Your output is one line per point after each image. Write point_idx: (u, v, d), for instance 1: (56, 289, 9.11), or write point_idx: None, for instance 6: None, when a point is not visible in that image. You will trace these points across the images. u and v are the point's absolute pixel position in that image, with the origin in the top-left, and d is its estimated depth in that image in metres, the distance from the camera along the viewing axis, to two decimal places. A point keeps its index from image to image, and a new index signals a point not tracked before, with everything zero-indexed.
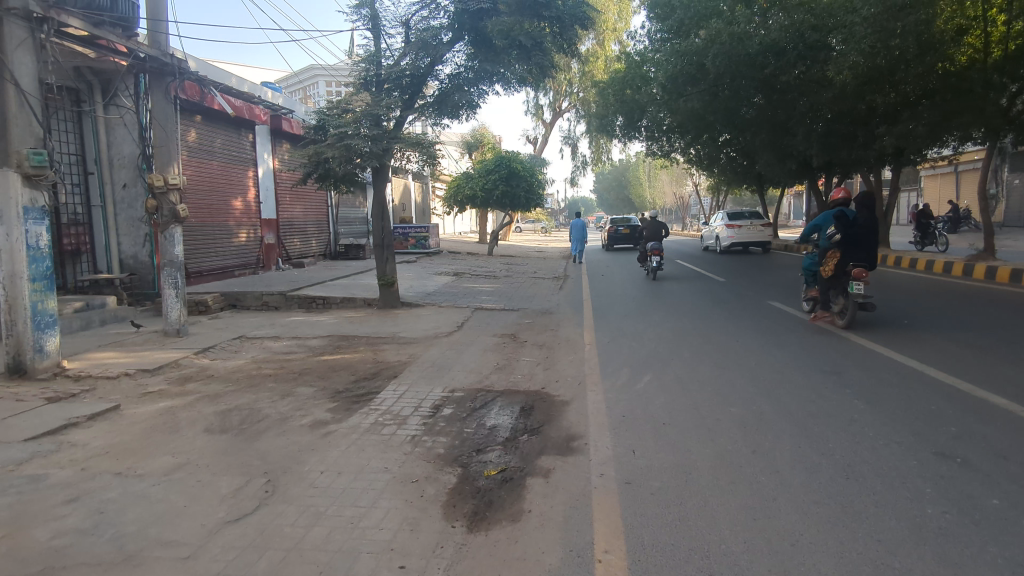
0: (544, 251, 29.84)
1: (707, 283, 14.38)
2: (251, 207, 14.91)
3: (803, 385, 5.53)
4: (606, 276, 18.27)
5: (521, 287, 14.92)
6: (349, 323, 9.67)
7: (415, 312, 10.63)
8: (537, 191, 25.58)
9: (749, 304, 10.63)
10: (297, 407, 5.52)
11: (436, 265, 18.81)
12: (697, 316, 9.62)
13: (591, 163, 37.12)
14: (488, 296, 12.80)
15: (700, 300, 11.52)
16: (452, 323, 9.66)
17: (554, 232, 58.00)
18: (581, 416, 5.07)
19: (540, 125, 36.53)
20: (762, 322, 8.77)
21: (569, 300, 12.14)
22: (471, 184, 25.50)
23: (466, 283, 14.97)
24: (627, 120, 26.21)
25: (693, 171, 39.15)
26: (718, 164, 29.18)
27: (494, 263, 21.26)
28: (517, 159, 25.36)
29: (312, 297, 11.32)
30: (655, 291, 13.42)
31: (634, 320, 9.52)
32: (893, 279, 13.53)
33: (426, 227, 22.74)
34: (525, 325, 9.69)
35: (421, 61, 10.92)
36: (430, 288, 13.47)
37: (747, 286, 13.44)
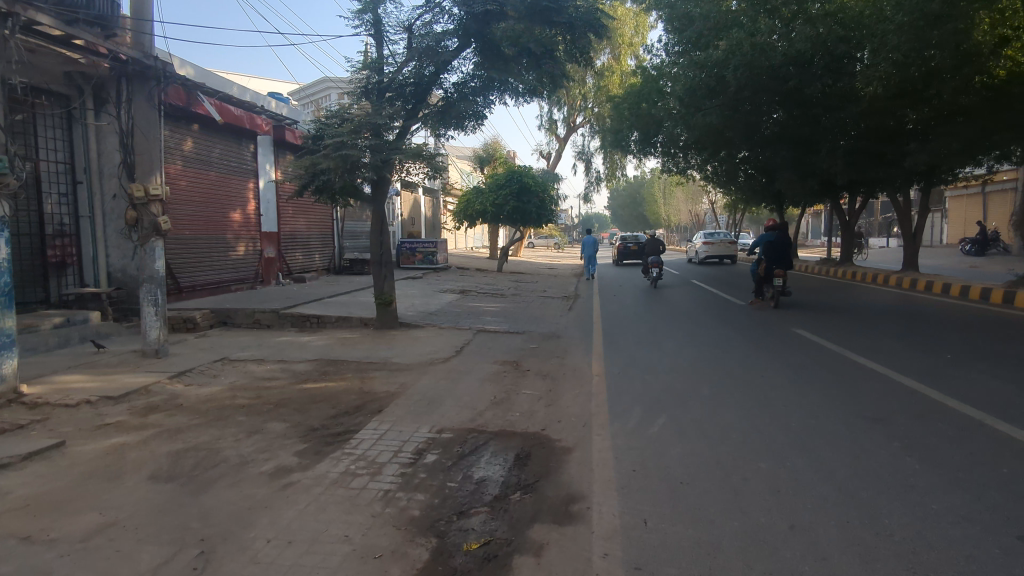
0: (556, 269, 29.19)
1: (724, 305, 13.63)
2: (250, 219, 14.40)
3: (843, 436, 4.78)
4: (619, 296, 17.56)
5: (528, 307, 14.23)
6: (341, 346, 9.03)
7: (413, 334, 9.99)
8: (549, 207, 25.01)
9: (771, 331, 9.88)
10: (261, 449, 4.86)
11: (442, 282, 18.21)
12: (715, 344, 8.89)
13: (605, 179, 36.55)
14: (493, 317, 12.13)
15: (718, 325, 10.79)
16: (451, 347, 9.00)
17: (566, 248, 57.35)
18: (583, 469, 4.36)
19: (554, 140, 36.08)
20: (788, 353, 8.02)
21: (577, 323, 11.44)
22: (482, 199, 24.98)
23: (472, 302, 14.34)
24: (642, 135, 25.62)
25: (709, 188, 38.45)
26: (735, 182, 28.45)
27: (503, 280, 20.62)
28: (529, 175, 24.80)
29: (305, 315, 10.72)
30: (670, 313, 12.69)
31: (646, 347, 8.79)
32: (925, 306, 12.69)
33: (434, 243, 22.19)
34: (528, 351, 9.01)
35: (426, 69, 10.48)
36: (433, 307, 12.85)
37: (767, 310, 12.67)
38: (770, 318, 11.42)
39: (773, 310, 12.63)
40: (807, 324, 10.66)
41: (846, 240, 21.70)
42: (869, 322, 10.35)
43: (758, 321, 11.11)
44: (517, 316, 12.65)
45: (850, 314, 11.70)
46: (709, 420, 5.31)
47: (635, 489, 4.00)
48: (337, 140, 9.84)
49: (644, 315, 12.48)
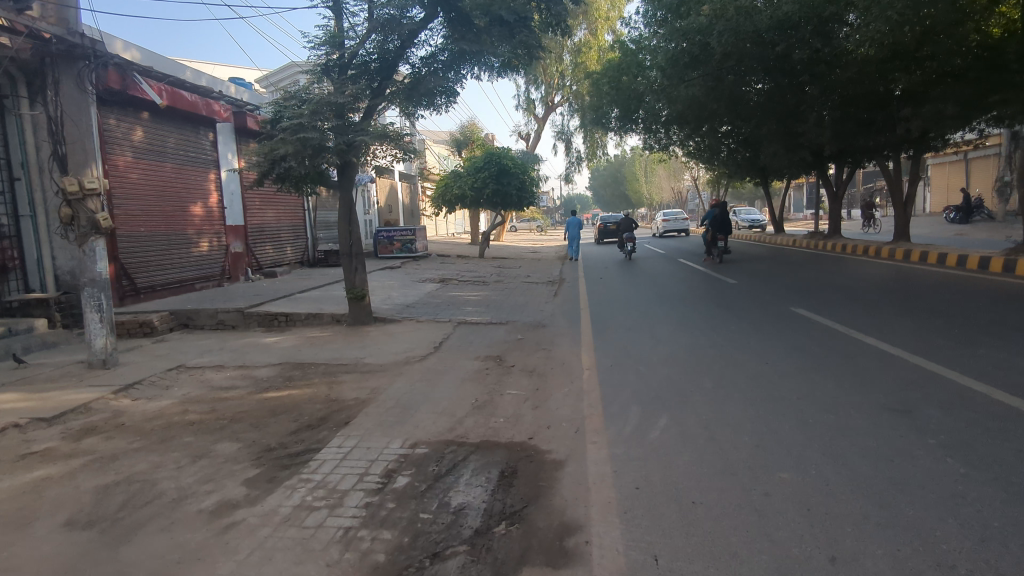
0: (540, 252, 28.56)
1: (716, 285, 13.10)
2: (213, 213, 13.56)
3: (868, 435, 4.23)
4: (605, 278, 16.98)
5: (512, 294, 13.59)
6: (310, 346, 8.35)
7: (389, 330, 9.32)
8: (529, 188, 24.32)
9: (769, 310, 9.35)
10: (205, 478, 4.19)
11: (422, 271, 17.50)
12: (711, 328, 8.33)
13: (586, 159, 35.89)
14: (475, 307, 11.48)
15: (711, 306, 10.24)
16: (430, 343, 8.35)
17: (549, 231, 56.65)
18: (579, 489, 3.76)
19: (532, 120, 35.31)
20: (790, 335, 7.47)
21: (564, 310, 10.84)
22: (460, 183, 24.22)
23: (452, 292, 13.65)
24: (624, 112, 24.94)
25: (691, 165, 37.98)
26: (719, 157, 27.94)
27: (485, 267, 19.93)
28: (508, 156, 24.07)
29: (272, 314, 9.99)
30: (660, 295, 12.13)
31: (639, 335, 8.21)
32: (922, 278, 12.25)
33: (412, 230, 21.42)
34: (513, 343, 8.38)
35: (390, 43, 9.81)
36: (410, 299, 12.17)
37: (761, 288, 12.16)
38: (764, 296, 10.91)
39: (766, 288, 12.12)
40: (804, 302, 10.15)
41: (834, 211, 21.28)
42: (869, 297, 9.86)
43: (753, 300, 10.59)
44: (500, 304, 12.01)
45: (847, 288, 11.22)
46: (716, 422, 4.74)
47: (640, 514, 3.42)
48: (296, 124, 9.03)
49: (633, 298, 11.91)
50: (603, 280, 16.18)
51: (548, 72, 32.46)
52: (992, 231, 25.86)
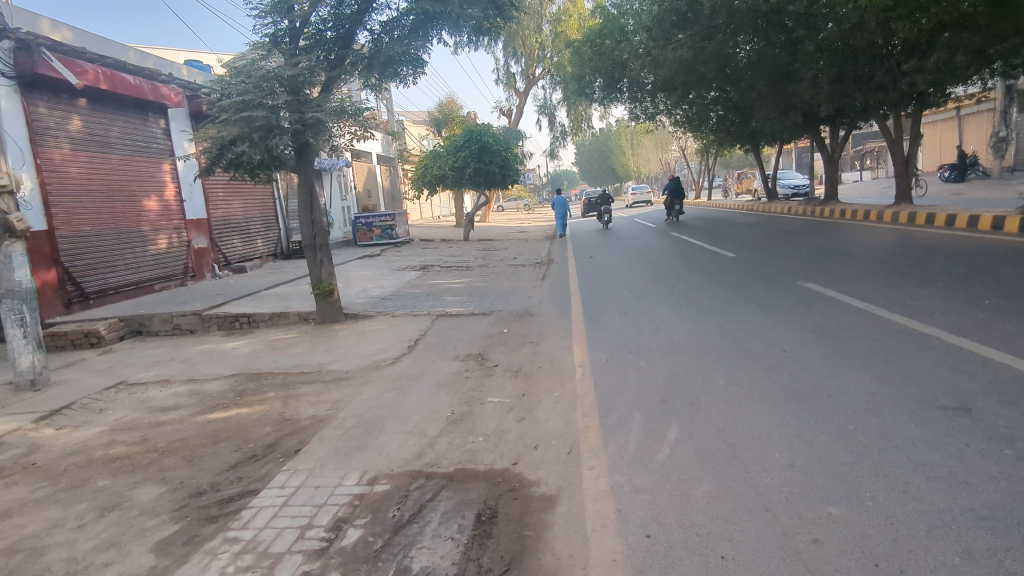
0: (527, 232, 27.70)
1: (713, 259, 12.32)
2: (171, 207, 12.57)
3: (926, 445, 3.46)
4: (596, 256, 16.16)
5: (496, 279, 12.73)
6: (271, 351, 7.48)
7: (361, 328, 8.47)
8: (513, 165, 23.34)
9: (775, 286, 8.56)
10: (108, 541, 3.35)
11: (402, 258, 16.60)
12: (715, 309, 7.54)
13: (570, 134, 34.87)
14: (456, 296, 10.62)
15: (711, 283, 9.45)
16: (405, 341, 7.52)
17: (537, 209, 55.59)
18: (575, 540, 2.96)
19: (513, 95, 34.21)
20: (806, 315, 6.68)
21: (552, 296, 10.00)
22: (439, 163, 23.18)
23: (432, 280, 12.77)
24: (608, 82, 24.02)
25: (679, 134, 37.06)
26: (708, 124, 27.08)
27: (469, 250, 19.02)
28: (489, 133, 23.06)
29: (233, 316, 9.09)
30: (654, 273, 11.31)
31: (635, 323, 7.41)
32: (931, 241, 11.50)
33: (391, 215, 20.44)
34: (497, 337, 7.55)
35: (347, 8, 8.83)
36: (387, 291, 11.29)
37: (762, 260, 11.38)
38: (767, 270, 10.13)
39: (768, 260, 11.33)
40: (812, 273, 9.36)
41: (830, 175, 20.50)
42: (881, 265, 9.11)
43: (755, 274, 9.82)
44: (484, 292, 11.17)
45: (855, 256, 10.45)
46: (737, 432, 3.95)
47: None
48: (240, 98, 8.00)
49: (626, 278, 11.09)
50: (593, 259, 15.35)
51: (527, 43, 31.24)
52: (989, 188, 25.24)
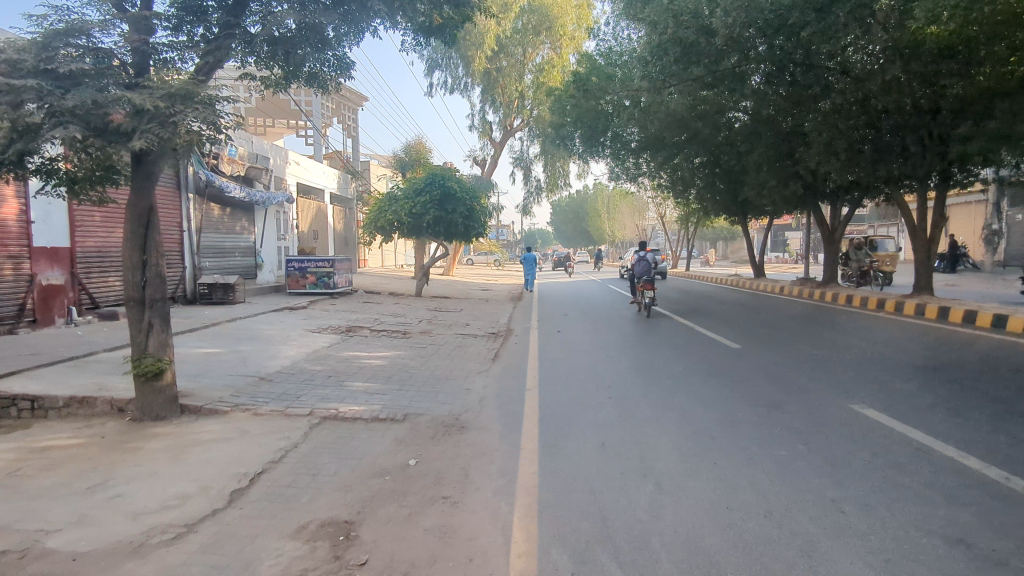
0: (490, 291, 24.91)
1: (710, 350, 9.66)
2: (8, 228, 9.53)
3: None
4: (564, 328, 13.37)
5: (432, 355, 9.78)
6: (4, 476, 4.41)
7: (193, 434, 5.45)
8: (478, 216, 20.79)
9: (820, 411, 5.86)
10: None
11: (329, 315, 13.58)
12: (745, 454, 4.77)
13: (545, 190, 32.76)
14: (365, 381, 7.65)
15: (721, 393, 6.70)
16: (237, 473, 4.53)
17: (507, 266, 53.05)
18: None
19: (488, 144, 32.12)
20: (909, 492, 3.94)
21: (499, 395, 7.10)
22: (395, 207, 20.46)
23: (348, 349, 9.75)
24: (589, 132, 21.97)
25: (660, 200, 35.27)
26: (693, 189, 25.22)
27: (416, 309, 16.10)
28: (455, 180, 20.52)
29: (11, 397, 5.96)
30: (634, 366, 8.53)
31: (618, 470, 4.60)
32: (987, 348, 9.01)
33: (330, 261, 17.47)
34: (393, 477, 4.59)
35: None
36: (276, 364, 8.25)
37: (775, 357, 8.75)
38: (792, 376, 7.45)
39: (783, 357, 8.72)
40: (862, 389, 6.70)
41: (828, 254, 18.40)
42: (959, 389, 6.51)
43: (777, 382, 7.13)
44: (408, 375, 8.22)
45: (902, 365, 7.90)
46: None
47: None
48: (9, 56, 5.02)
49: (601, 371, 8.29)
50: (560, 333, 12.55)
51: (507, 92, 29.35)
52: (987, 282, 23.46)
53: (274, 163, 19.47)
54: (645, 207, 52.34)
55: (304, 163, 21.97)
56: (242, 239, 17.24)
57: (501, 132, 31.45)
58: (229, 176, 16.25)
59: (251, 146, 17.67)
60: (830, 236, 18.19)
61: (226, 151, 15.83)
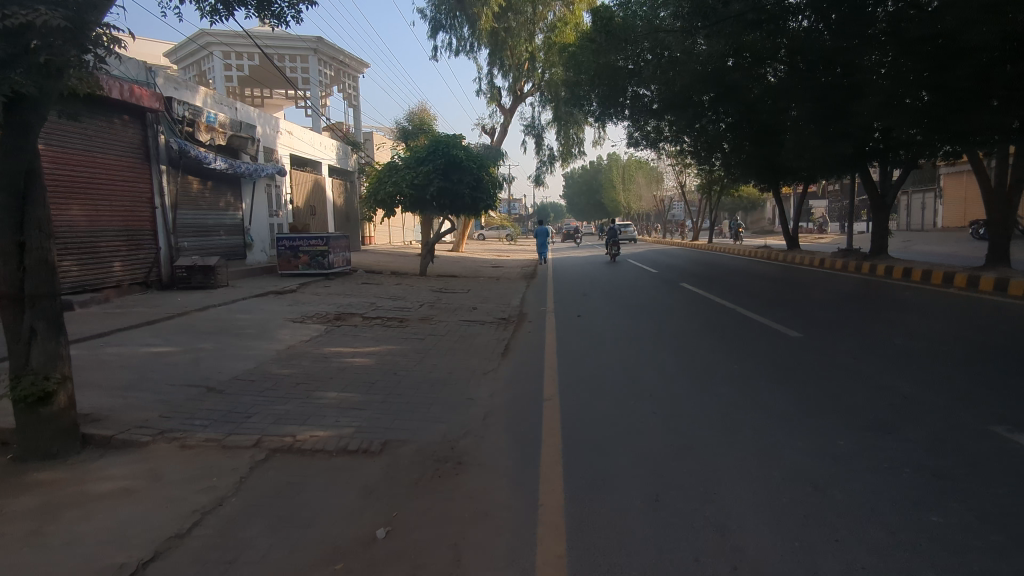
0: (501, 268, 23.38)
1: (764, 339, 7.97)
2: None
3: None
4: (585, 310, 11.80)
5: (431, 349, 8.20)
6: None
7: (83, 483, 3.94)
8: (486, 187, 19.14)
9: (952, 441, 4.23)
10: None
11: (319, 300, 12.08)
12: (876, 529, 3.17)
13: (559, 159, 30.94)
14: (340, 390, 6.07)
15: (803, 408, 5.05)
16: (110, 568, 3.01)
17: (520, 240, 51.40)
18: None
19: (497, 111, 30.29)
20: None
21: (510, 410, 5.52)
22: (395, 178, 18.83)
23: (329, 344, 8.18)
24: (608, 91, 20.09)
25: (681, 167, 33.32)
26: (720, 152, 23.36)
27: (419, 291, 14.55)
28: (462, 147, 18.81)
29: None
30: (675, 361, 6.90)
31: (693, 556, 3.04)
32: None
33: (324, 239, 15.93)
34: (347, 567, 3.05)
35: None
36: (237, 367, 6.73)
37: (851, 350, 7.07)
38: (885, 380, 5.77)
39: (861, 351, 7.04)
40: (991, 400, 5.05)
41: (876, 221, 16.54)
42: None
43: (872, 389, 5.47)
44: (397, 378, 6.64)
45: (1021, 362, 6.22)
46: None
47: None
48: None
49: (637, 369, 6.68)
50: (581, 318, 10.96)
51: (516, 53, 27.28)
52: None
53: (263, 132, 17.83)
54: (662, 177, 50.18)
55: (298, 132, 20.31)
56: (228, 215, 15.72)
57: (511, 97, 29.56)
58: (209, 146, 14.63)
59: (235, 114, 16.01)
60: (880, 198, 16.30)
61: (204, 117, 14.19)
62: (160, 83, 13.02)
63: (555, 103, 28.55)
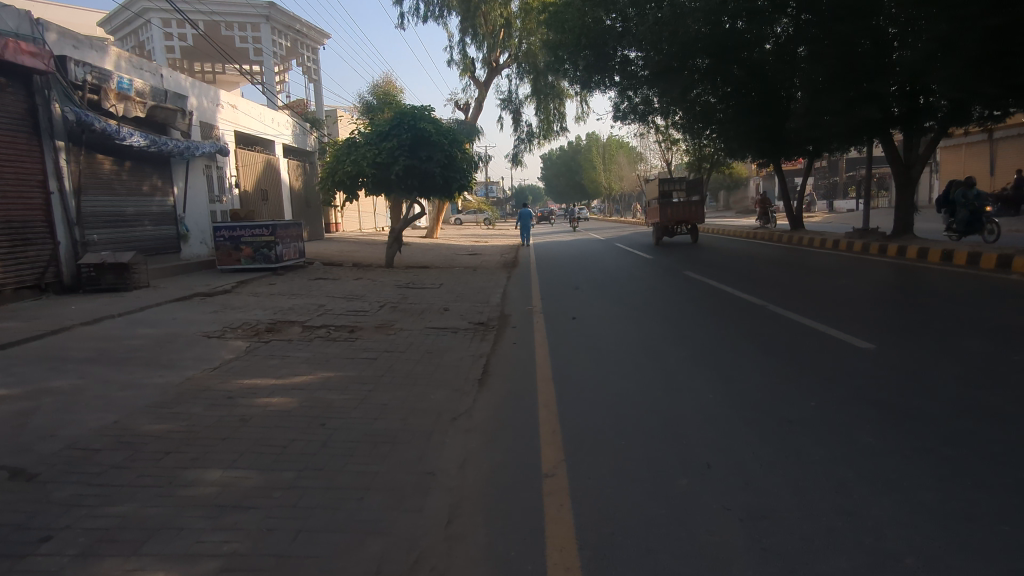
0: (478, 256, 21.18)
1: (825, 351, 6.03)
2: None
3: None
4: (579, 309, 9.76)
5: (383, 376, 6.09)
6: None
7: None
8: (459, 165, 16.97)
9: None
10: None
11: (255, 304, 9.84)
12: None
13: (538, 136, 28.74)
14: (228, 466, 3.95)
15: (964, 506, 3.12)
16: None
17: (498, 224, 49.05)
18: None
19: (471, 85, 27.95)
20: None
21: (491, 506, 3.48)
22: (354, 157, 16.43)
23: (242, 374, 6.02)
24: (595, 50, 17.98)
25: (669, 145, 31.30)
26: (715, 124, 21.38)
27: (381, 287, 12.38)
28: (432, 119, 16.57)
29: None
30: (721, 395, 4.92)
31: None
32: None
33: (268, 227, 13.62)
34: None
35: None
36: (87, 424, 4.55)
37: (955, 370, 5.16)
38: None
39: (970, 370, 5.14)
40: None
41: (901, 196, 14.66)
42: None
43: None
44: (326, 433, 4.57)
45: None
46: None
47: None
48: None
49: (672, 413, 4.63)
50: (577, 319, 8.91)
51: (490, 20, 24.98)
52: None
53: (199, 105, 15.39)
54: (644, 155, 48.18)
55: (243, 107, 17.85)
56: (153, 202, 13.39)
57: (485, 69, 27.26)
58: (123, 119, 12.26)
59: (161, 82, 13.60)
60: (903, 165, 14.45)
61: (115, 84, 11.82)
62: (54, 39, 10.65)
63: (534, 75, 26.33)
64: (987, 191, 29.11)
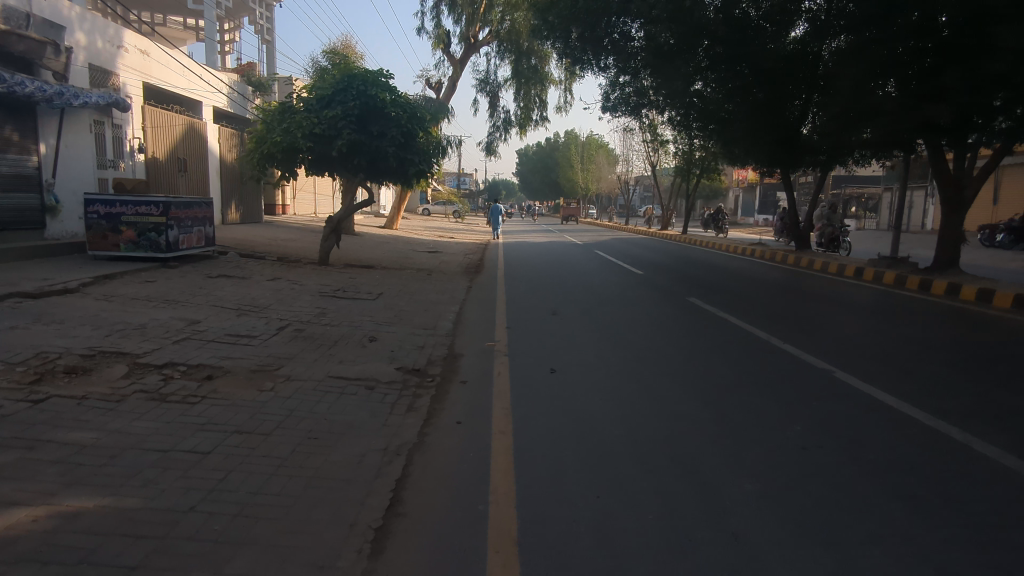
0: (439, 256, 18.15)
1: (1011, 504, 3.33)
2: None
3: None
4: (561, 352, 6.89)
5: (188, 518, 3.11)
6: None
7: None
8: (417, 146, 13.96)
9: None
10: None
11: (89, 317, 6.74)
12: None
13: (515, 124, 25.84)
14: None
15: None
16: None
17: (467, 219, 45.77)
18: None
19: (444, 61, 24.91)
20: None
21: None
22: (286, 124, 13.17)
23: None
24: (592, 19, 15.02)
25: (658, 147, 28.76)
26: (717, 124, 18.74)
27: (298, 296, 9.35)
28: (389, 87, 13.52)
29: None
30: None
31: None
32: None
33: (156, 203, 10.33)
34: None
35: None
36: None
37: None
38: None
39: None
40: None
41: (948, 221, 12.17)
42: None
43: None
44: None
45: None
46: None
47: None
48: None
49: None
50: (562, 374, 6.04)
51: None
52: None
53: (89, 45, 12.02)
54: (626, 158, 45.68)
55: (157, 54, 14.48)
56: (3, 161, 10.12)
57: (461, 45, 24.23)
58: None
59: (25, 4, 10.35)
60: (953, 183, 12.17)
61: None
62: None
63: (515, 56, 23.47)
64: (988, 222, 27.27)
